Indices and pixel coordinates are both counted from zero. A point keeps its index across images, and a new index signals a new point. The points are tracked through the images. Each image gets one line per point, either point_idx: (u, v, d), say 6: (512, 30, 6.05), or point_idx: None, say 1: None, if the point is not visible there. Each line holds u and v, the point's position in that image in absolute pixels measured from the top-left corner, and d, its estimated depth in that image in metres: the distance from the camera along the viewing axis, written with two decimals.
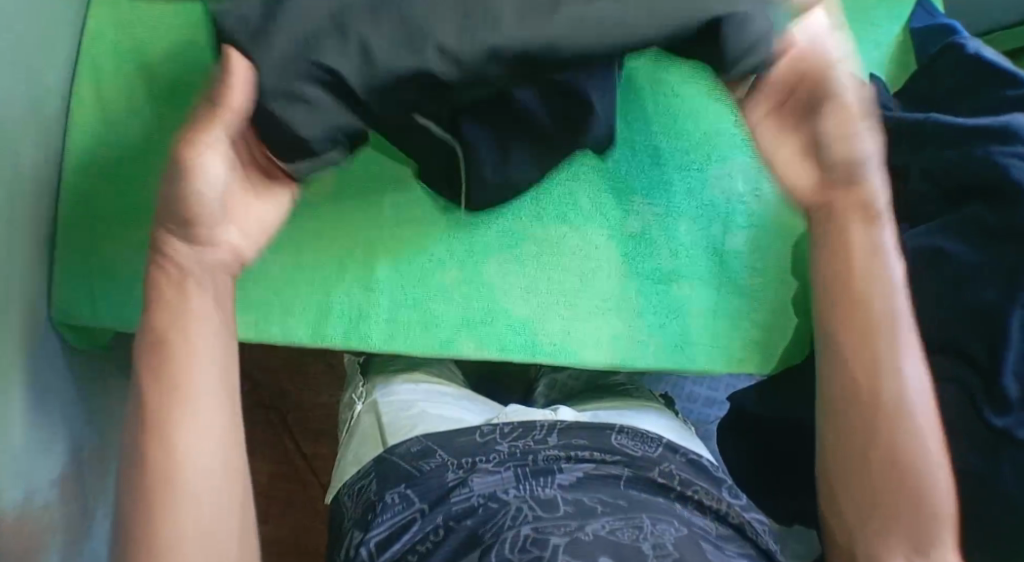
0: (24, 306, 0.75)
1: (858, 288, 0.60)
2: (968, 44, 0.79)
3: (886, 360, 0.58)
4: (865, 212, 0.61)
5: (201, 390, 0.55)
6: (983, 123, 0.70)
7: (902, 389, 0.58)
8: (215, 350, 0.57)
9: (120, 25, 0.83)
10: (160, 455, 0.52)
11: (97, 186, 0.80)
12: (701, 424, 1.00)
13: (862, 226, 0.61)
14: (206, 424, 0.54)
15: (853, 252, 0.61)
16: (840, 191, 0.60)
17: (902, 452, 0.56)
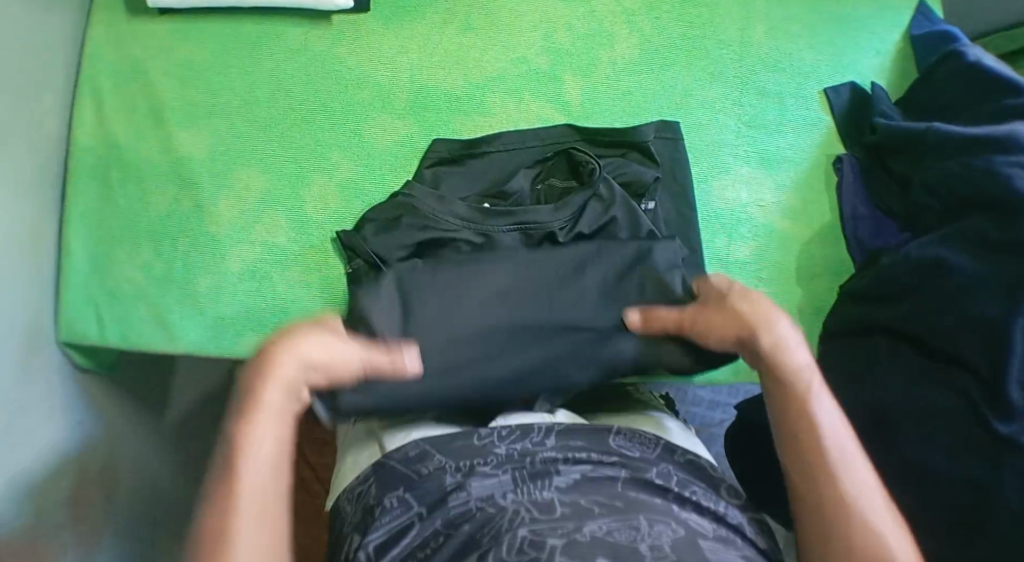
0: (30, 322, 0.76)
1: (776, 394, 0.59)
2: (968, 52, 0.79)
3: (818, 452, 0.56)
4: (777, 357, 0.59)
5: (259, 443, 0.53)
6: (985, 133, 0.70)
7: (846, 496, 0.54)
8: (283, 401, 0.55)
9: (125, 46, 0.85)
10: (217, 519, 0.50)
11: (102, 204, 0.81)
12: (704, 427, 0.99)
13: (774, 354, 0.59)
14: (259, 509, 0.51)
15: (762, 361, 0.60)
16: (716, 321, 0.62)
17: (865, 541, 0.52)
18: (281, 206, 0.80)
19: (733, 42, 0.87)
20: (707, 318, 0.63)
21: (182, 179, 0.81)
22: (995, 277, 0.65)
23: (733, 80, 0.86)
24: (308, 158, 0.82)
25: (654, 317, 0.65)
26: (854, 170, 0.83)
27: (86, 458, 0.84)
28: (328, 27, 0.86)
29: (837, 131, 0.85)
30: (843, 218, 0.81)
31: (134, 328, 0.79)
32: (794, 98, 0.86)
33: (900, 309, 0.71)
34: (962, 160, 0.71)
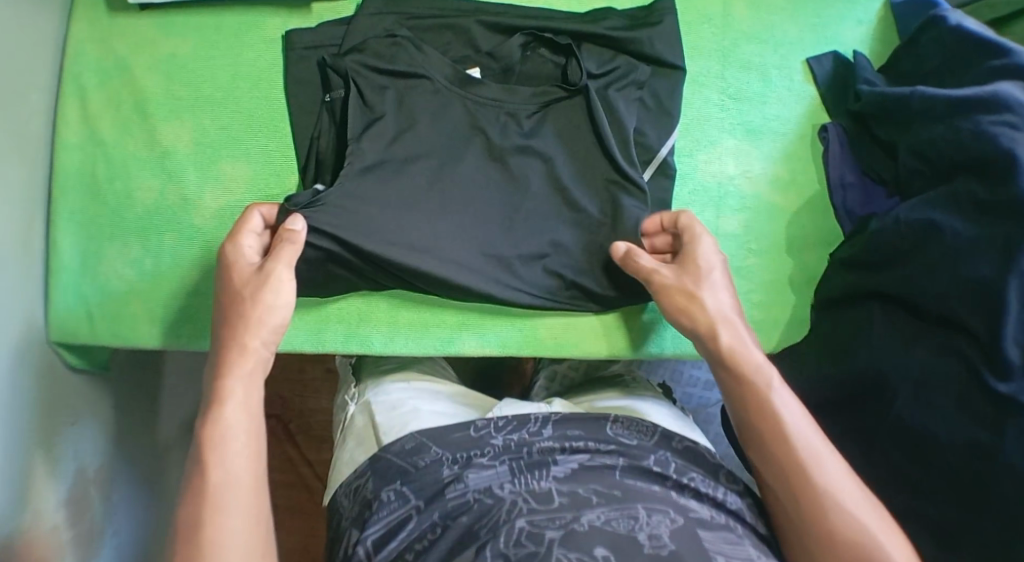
0: (20, 324, 0.75)
1: (734, 386, 0.61)
2: (950, 16, 0.77)
3: (767, 414, 0.58)
4: (725, 351, 0.63)
5: (229, 415, 0.56)
6: (969, 95, 0.68)
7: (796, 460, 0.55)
8: (249, 402, 0.58)
9: (104, 40, 0.83)
10: (198, 474, 0.53)
11: (88, 201, 0.80)
12: (701, 408, 1.00)
13: (729, 355, 0.62)
14: (234, 478, 0.53)
15: (715, 357, 0.63)
16: (681, 309, 0.66)
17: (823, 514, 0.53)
18: (268, 195, 0.80)
19: (715, 16, 0.86)
20: (680, 312, 0.67)
21: (167, 173, 0.80)
22: (986, 239, 0.63)
23: (717, 55, 0.85)
24: (288, 146, 0.80)
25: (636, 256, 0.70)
26: (841, 140, 0.83)
27: (82, 459, 0.83)
28: (308, 14, 0.84)
29: (820, 99, 0.85)
30: (831, 185, 0.82)
31: (125, 326, 0.79)
32: (777, 69, 0.86)
33: (896, 271, 0.71)
34: (951, 123, 0.69)
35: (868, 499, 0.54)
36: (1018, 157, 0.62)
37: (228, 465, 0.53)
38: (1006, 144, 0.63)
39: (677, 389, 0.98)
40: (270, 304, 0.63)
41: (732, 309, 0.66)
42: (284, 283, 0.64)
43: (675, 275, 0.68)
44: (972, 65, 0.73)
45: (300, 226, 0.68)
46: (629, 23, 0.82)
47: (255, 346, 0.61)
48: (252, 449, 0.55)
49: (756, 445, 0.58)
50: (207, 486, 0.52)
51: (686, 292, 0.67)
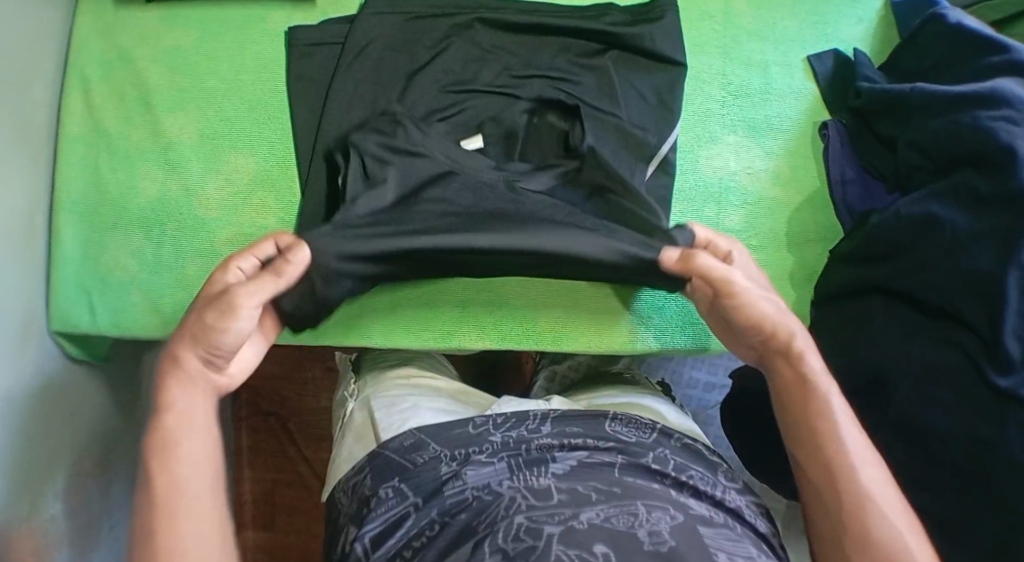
0: (22, 315, 0.75)
1: (791, 386, 0.60)
2: (949, 13, 0.76)
3: (827, 420, 0.57)
4: (786, 347, 0.60)
5: (177, 430, 0.55)
6: (969, 91, 0.68)
7: (852, 471, 0.55)
8: (196, 409, 0.57)
9: (108, 32, 0.83)
10: (147, 494, 0.53)
11: (91, 192, 0.80)
12: (702, 409, 0.99)
13: (789, 353, 0.60)
14: (185, 497, 0.53)
15: (774, 353, 0.61)
16: (732, 307, 0.63)
17: (871, 528, 0.53)
18: (269, 188, 0.80)
19: (716, 13, 0.86)
20: (729, 310, 0.64)
21: (170, 165, 0.80)
22: (988, 231, 0.63)
23: (719, 52, 0.85)
24: (289, 139, 0.80)
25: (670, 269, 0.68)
26: (841, 137, 0.82)
27: (80, 450, 0.84)
28: (310, 8, 0.84)
29: (820, 96, 0.85)
30: (831, 181, 0.81)
31: (126, 318, 0.79)
32: (778, 66, 0.85)
33: (897, 264, 0.70)
34: (951, 118, 0.69)
35: (915, 520, 0.54)
36: (1018, 151, 0.62)
37: (172, 474, 0.53)
38: (1006, 139, 0.63)
39: (676, 389, 0.98)
40: (219, 328, 0.57)
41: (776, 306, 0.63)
42: (244, 313, 0.57)
43: (725, 277, 0.66)
44: (972, 61, 0.73)
45: (300, 261, 0.63)
46: (632, 18, 0.82)
47: (189, 364, 0.57)
48: (200, 454, 0.55)
49: (808, 449, 0.57)
50: (155, 497, 0.53)
51: (737, 294, 0.64)
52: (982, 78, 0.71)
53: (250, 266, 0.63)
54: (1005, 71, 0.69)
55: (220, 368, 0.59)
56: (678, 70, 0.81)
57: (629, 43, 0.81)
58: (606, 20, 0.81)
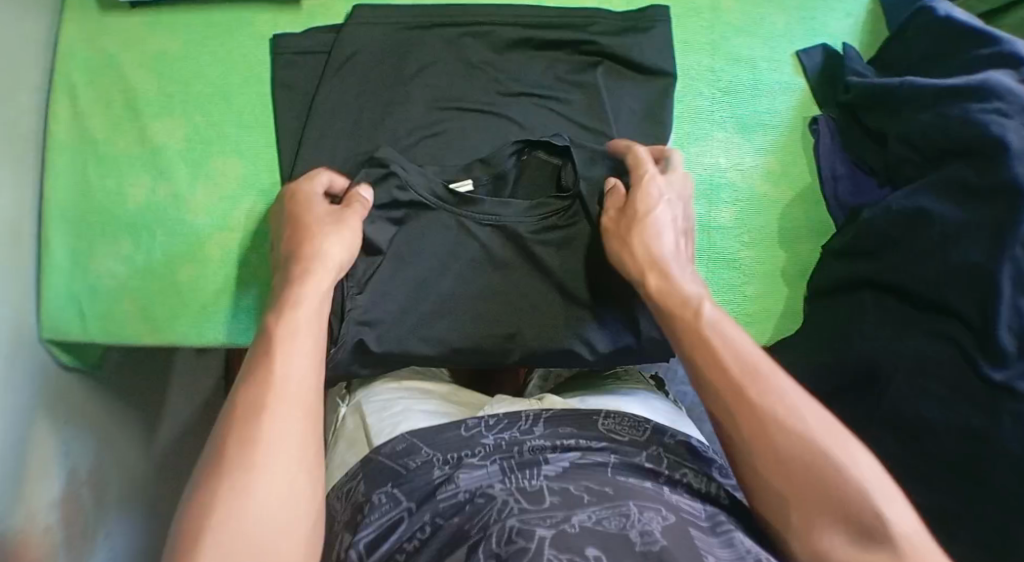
0: (13, 324, 0.75)
1: (680, 330, 0.59)
2: (938, 6, 0.76)
3: (710, 349, 0.56)
4: (676, 296, 0.61)
5: (292, 342, 0.55)
6: (960, 84, 0.68)
7: (746, 391, 0.53)
8: (318, 315, 0.59)
9: (93, 38, 0.82)
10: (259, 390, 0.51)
11: (79, 200, 0.79)
12: (695, 406, 0.99)
13: (678, 299, 0.61)
14: (291, 400, 0.51)
15: (664, 302, 0.62)
16: (629, 250, 0.67)
17: (777, 438, 0.50)
18: (258, 192, 0.79)
19: (704, 9, 0.86)
20: (625, 250, 0.67)
21: (158, 171, 0.80)
22: (979, 223, 0.63)
23: (708, 49, 0.85)
24: (275, 144, 0.80)
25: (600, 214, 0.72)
26: (831, 131, 0.83)
27: (75, 457, 0.83)
28: (295, 11, 0.84)
29: (810, 92, 0.85)
30: (822, 174, 0.82)
31: (118, 325, 0.79)
32: (768, 63, 0.85)
33: (886, 259, 0.71)
34: (940, 111, 0.69)
35: (824, 418, 0.51)
36: (1008, 143, 0.63)
37: (292, 364, 0.53)
38: (995, 131, 0.63)
39: (670, 385, 0.98)
40: (334, 244, 0.65)
41: (673, 258, 0.65)
42: (348, 230, 0.66)
43: (625, 221, 0.69)
44: (961, 53, 0.73)
45: (368, 194, 0.71)
46: (620, 24, 0.82)
47: (319, 267, 0.62)
48: (317, 356, 0.56)
49: (703, 390, 0.56)
50: (271, 374, 0.52)
51: (628, 237, 0.68)
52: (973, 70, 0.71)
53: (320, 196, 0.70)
54: (995, 62, 0.70)
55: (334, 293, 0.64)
56: (668, 79, 0.81)
57: (617, 54, 0.81)
58: (592, 29, 0.82)
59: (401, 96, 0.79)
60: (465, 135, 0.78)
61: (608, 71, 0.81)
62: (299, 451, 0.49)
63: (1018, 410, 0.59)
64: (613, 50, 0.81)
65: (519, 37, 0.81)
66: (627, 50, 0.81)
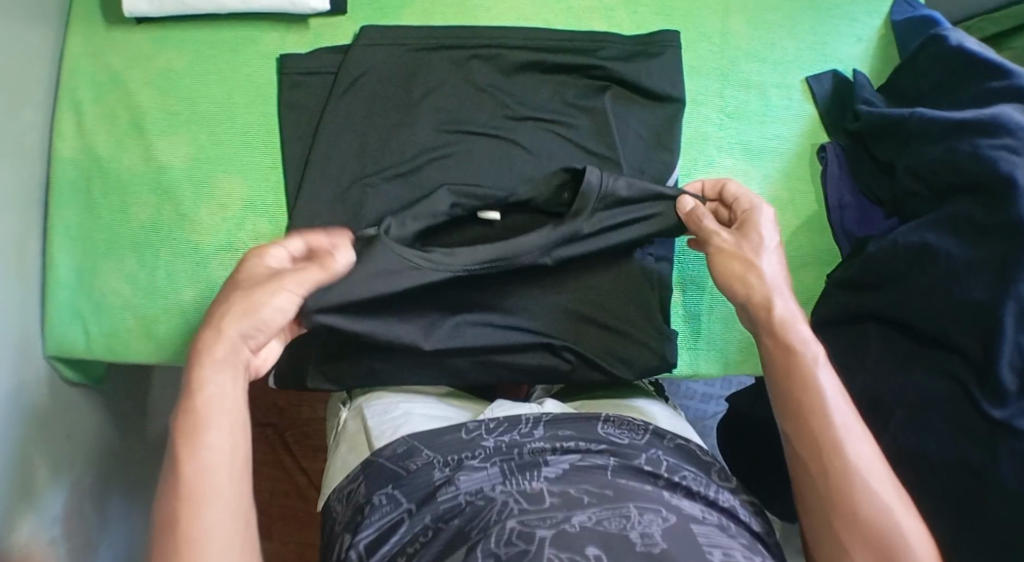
0: (18, 337, 0.75)
1: (779, 356, 0.62)
2: (950, 35, 0.78)
3: (811, 387, 0.59)
4: (778, 319, 0.63)
5: (207, 424, 0.54)
6: (969, 118, 0.69)
7: (836, 443, 0.57)
8: (229, 396, 0.56)
9: (102, 55, 0.83)
10: (173, 492, 0.52)
11: (84, 216, 0.80)
12: (698, 419, 0.99)
13: (779, 325, 0.62)
14: (214, 489, 0.53)
15: (763, 328, 0.63)
16: (730, 270, 0.66)
17: (856, 493, 0.56)
18: (261, 212, 0.81)
19: (711, 34, 0.87)
20: (727, 273, 0.66)
21: (163, 190, 0.81)
22: (984, 258, 0.64)
23: (714, 73, 0.86)
24: (280, 165, 0.81)
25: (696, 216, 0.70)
26: (839, 159, 0.84)
27: (79, 468, 0.83)
28: (303, 31, 0.85)
29: (819, 119, 0.86)
30: (829, 206, 0.83)
31: (120, 341, 0.79)
32: (775, 87, 0.87)
33: (887, 294, 0.71)
34: (948, 144, 0.70)
35: (897, 485, 0.56)
36: (1017, 180, 0.63)
37: (203, 463, 0.53)
38: (1004, 167, 0.64)
39: (674, 401, 0.98)
40: (258, 312, 0.58)
41: (779, 279, 0.65)
42: (284, 295, 0.59)
43: (739, 239, 0.67)
44: (974, 84, 0.75)
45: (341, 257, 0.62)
46: (629, 49, 0.84)
47: (217, 347, 0.57)
48: (231, 439, 0.55)
49: (791, 418, 0.60)
50: (184, 477, 0.52)
51: (743, 260, 0.66)
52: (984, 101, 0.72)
53: (285, 257, 0.63)
54: (1006, 95, 0.71)
55: (252, 359, 0.60)
56: (676, 103, 0.83)
57: (626, 80, 0.82)
58: (601, 54, 0.83)
59: (415, 118, 0.80)
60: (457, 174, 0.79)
61: (617, 96, 0.83)
62: (230, 556, 0.51)
63: (1019, 447, 0.59)
64: (621, 76, 0.82)
65: (528, 60, 0.82)
66: (635, 75, 0.82)
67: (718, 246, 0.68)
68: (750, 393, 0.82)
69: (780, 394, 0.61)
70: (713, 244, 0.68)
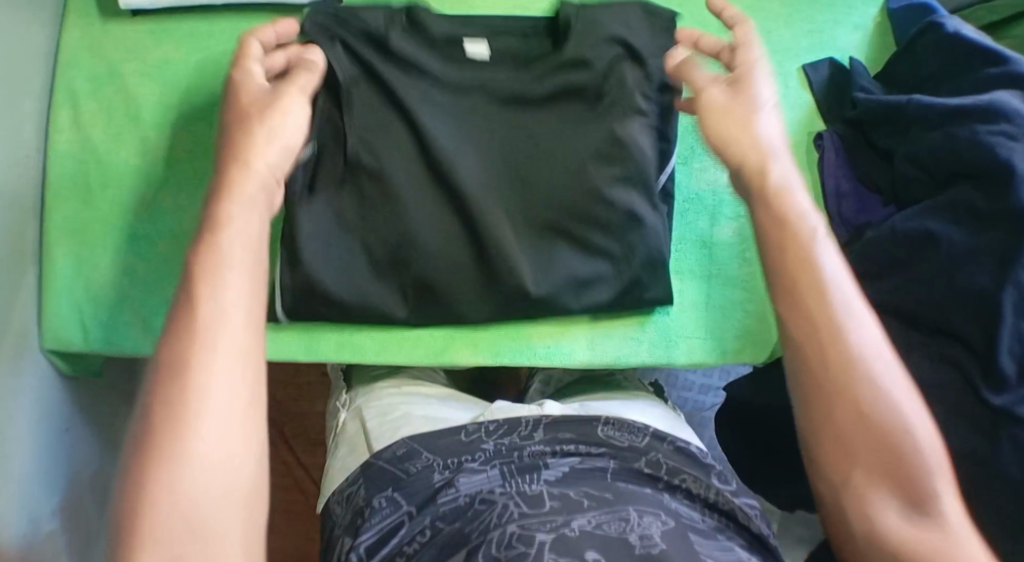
0: (16, 334, 0.75)
1: (774, 231, 0.55)
2: (947, 22, 0.77)
3: (811, 260, 0.53)
4: (775, 191, 0.57)
5: (211, 329, 0.46)
6: (968, 104, 0.69)
7: (843, 328, 0.50)
8: (236, 302, 0.48)
9: (95, 48, 0.82)
10: (158, 412, 0.44)
11: (80, 211, 0.80)
12: (696, 411, 1.00)
13: (775, 197, 0.57)
14: (221, 403, 0.45)
15: (759, 203, 0.57)
16: (726, 129, 0.62)
17: (856, 380, 0.49)
18: None
19: (710, 22, 0.86)
20: (720, 130, 0.62)
21: (159, 184, 0.80)
22: (985, 245, 0.64)
23: (712, 62, 0.86)
24: None
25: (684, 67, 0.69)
26: (837, 145, 0.83)
27: (79, 463, 0.84)
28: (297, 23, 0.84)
29: (816, 106, 0.86)
30: (827, 193, 0.82)
31: (119, 337, 0.79)
32: (773, 77, 0.86)
33: (887, 284, 0.71)
34: (947, 132, 0.70)
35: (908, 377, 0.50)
36: (1017, 168, 0.63)
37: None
38: (1003, 154, 0.64)
39: (671, 393, 0.98)
40: (275, 125, 0.60)
41: (782, 139, 0.62)
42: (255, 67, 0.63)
43: (727, 93, 0.63)
44: (973, 71, 0.74)
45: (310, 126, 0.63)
46: None
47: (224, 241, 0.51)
48: (247, 342, 0.47)
49: (782, 294, 0.53)
50: (182, 391, 0.44)
51: (735, 117, 0.62)
52: (983, 89, 0.72)
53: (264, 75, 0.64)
54: (1004, 81, 0.71)
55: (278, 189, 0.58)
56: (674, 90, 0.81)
57: None
58: None
59: None
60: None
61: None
62: (221, 489, 0.43)
63: (1018, 435, 0.59)
64: None
65: None
66: None
67: (707, 100, 0.64)
68: (748, 384, 0.82)
69: (774, 273, 0.54)
70: (699, 101, 0.64)
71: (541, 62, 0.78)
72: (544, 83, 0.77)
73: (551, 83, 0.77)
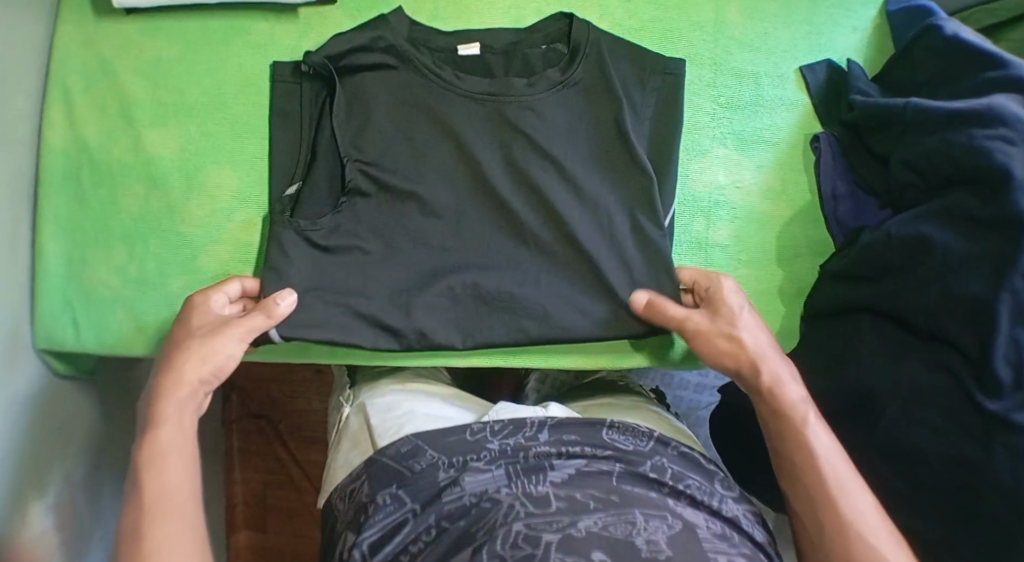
0: (9, 331, 0.74)
1: (795, 455, 0.61)
2: (945, 26, 0.78)
3: (822, 488, 0.59)
4: (797, 425, 0.62)
5: (161, 464, 0.57)
6: (964, 109, 0.68)
7: (850, 526, 0.56)
8: (180, 437, 0.59)
9: (88, 45, 0.82)
10: (132, 526, 0.54)
11: (73, 208, 0.79)
12: (693, 410, 1.00)
13: (800, 432, 0.61)
14: (175, 503, 0.55)
15: (780, 436, 0.63)
16: (715, 348, 0.67)
17: (844, 518, 0.57)
18: (253, 205, 0.80)
19: (707, 23, 0.87)
20: (709, 337, 0.68)
21: (154, 182, 0.80)
22: (980, 253, 0.64)
23: (709, 63, 0.86)
24: (269, 158, 0.80)
25: (661, 304, 0.72)
26: (832, 149, 0.84)
27: (69, 462, 0.83)
28: (293, 20, 0.83)
29: (813, 108, 0.86)
30: (823, 197, 0.83)
31: (112, 335, 0.79)
32: (770, 78, 0.87)
33: (885, 285, 0.72)
34: (943, 136, 0.70)
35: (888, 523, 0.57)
36: (1012, 172, 0.63)
37: (165, 480, 0.56)
38: (1000, 160, 0.63)
39: (668, 393, 0.98)
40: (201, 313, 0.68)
41: (771, 346, 0.66)
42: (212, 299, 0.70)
43: (712, 312, 0.69)
44: (969, 76, 0.74)
45: (283, 305, 0.70)
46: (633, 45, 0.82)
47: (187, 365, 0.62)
48: (188, 469, 0.58)
49: (792, 477, 0.61)
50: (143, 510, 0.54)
51: (725, 334, 0.67)
52: (980, 93, 0.72)
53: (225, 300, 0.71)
54: (1003, 87, 0.70)
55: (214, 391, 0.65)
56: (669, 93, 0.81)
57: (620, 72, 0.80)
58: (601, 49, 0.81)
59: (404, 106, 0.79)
60: (449, 166, 0.78)
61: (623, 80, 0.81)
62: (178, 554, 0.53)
63: (1014, 441, 0.60)
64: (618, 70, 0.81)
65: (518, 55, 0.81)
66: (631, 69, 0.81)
67: (696, 324, 0.69)
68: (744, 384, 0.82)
69: (794, 483, 0.61)
70: (691, 324, 0.70)
71: (542, 60, 0.82)
72: (543, 71, 0.80)
73: (556, 76, 0.79)
